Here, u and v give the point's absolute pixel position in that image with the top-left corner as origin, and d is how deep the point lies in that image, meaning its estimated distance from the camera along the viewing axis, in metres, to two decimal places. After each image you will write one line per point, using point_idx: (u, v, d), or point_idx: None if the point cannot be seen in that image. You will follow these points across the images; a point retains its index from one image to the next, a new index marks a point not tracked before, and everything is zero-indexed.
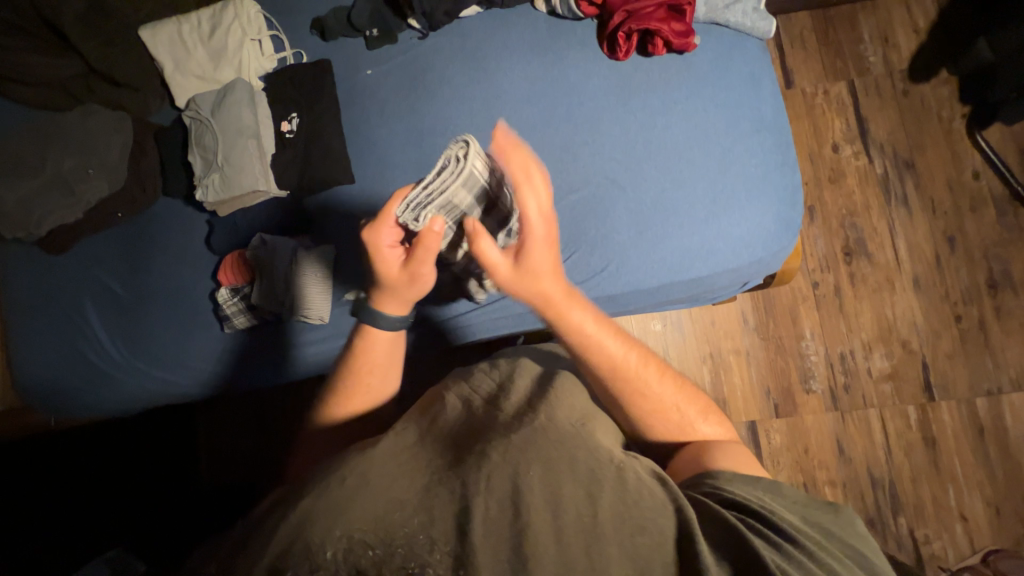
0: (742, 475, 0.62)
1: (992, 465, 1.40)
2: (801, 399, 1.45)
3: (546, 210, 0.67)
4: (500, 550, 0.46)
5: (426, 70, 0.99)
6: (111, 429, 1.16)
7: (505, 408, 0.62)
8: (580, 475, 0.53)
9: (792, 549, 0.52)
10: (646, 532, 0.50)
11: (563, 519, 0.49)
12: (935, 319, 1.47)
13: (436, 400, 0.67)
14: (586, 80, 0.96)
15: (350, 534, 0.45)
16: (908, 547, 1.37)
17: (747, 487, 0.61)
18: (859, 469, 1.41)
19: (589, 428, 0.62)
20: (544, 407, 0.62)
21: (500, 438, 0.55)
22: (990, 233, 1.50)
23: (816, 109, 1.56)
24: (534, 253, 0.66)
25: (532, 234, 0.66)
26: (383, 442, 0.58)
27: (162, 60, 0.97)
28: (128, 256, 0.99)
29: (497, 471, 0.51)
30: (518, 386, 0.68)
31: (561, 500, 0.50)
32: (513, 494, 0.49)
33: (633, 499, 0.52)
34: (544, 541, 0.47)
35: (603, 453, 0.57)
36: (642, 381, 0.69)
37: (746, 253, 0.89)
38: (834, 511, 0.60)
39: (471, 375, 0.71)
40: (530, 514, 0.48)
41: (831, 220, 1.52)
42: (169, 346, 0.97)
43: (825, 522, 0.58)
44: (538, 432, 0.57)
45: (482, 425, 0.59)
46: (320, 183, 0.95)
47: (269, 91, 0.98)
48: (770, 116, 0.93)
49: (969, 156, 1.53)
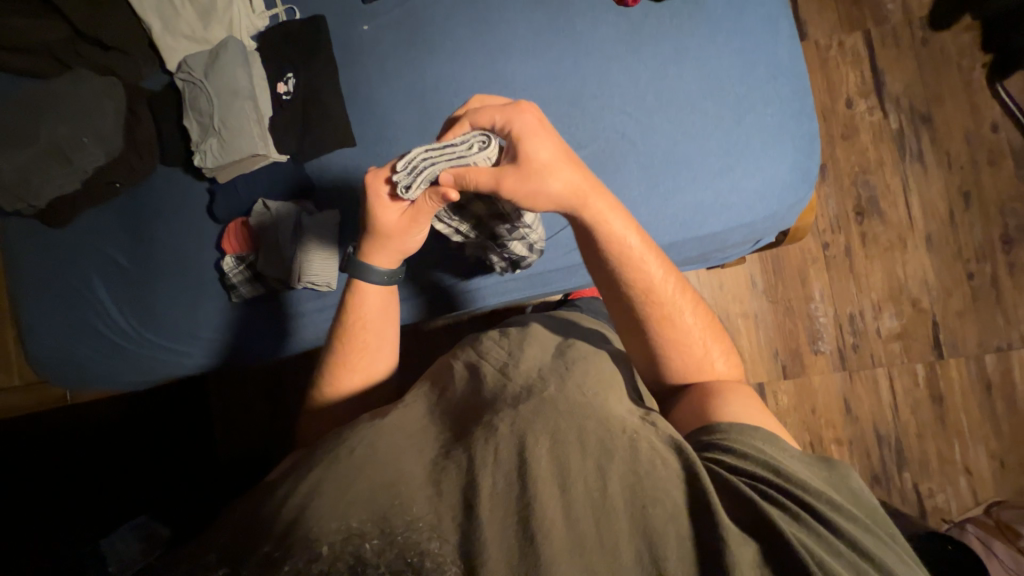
0: (742, 427, 0.58)
1: (998, 419, 1.41)
2: (809, 360, 1.45)
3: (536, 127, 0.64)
4: (506, 525, 0.45)
5: (424, 24, 0.95)
6: (125, 403, 1.17)
7: (512, 377, 0.61)
8: (589, 449, 0.50)
9: (805, 517, 0.48)
10: (659, 503, 0.47)
11: (572, 493, 0.47)
12: (947, 277, 1.45)
13: (445, 372, 0.67)
14: (594, 29, 0.91)
15: (349, 522, 0.45)
16: (912, 500, 1.39)
17: (746, 441, 0.57)
18: (866, 427, 1.42)
19: (603, 395, 0.59)
20: (553, 377, 0.60)
21: (508, 408, 0.55)
22: (1007, 187, 1.46)
23: (830, 62, 1.50)
24: (535, 153, 0.63)
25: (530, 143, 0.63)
26: (395, 414, 0.59)
27: (149, 19, 0.92)
28: (130, 227, 0.98)
29: (504, 442, 0.50)
30: (529, 352, 0.66)
31: (569, 474, 0.49)
32: (521, 466, 0.48)
33: (646, 470, 0.50)
34: (553, 519, 0.45)
35: (615, 419, 0.55)
36: (671, 304, 0.69)
37: (761, 206, 0.87)
38: (828, 466, 0.56)
39: (481, 343, 0.69)
40: (537, 489, 0.47)
41: (843, 178, 1.49)
42: (177, 318, 0.96)
43: (829, 477, 0.55)
44: (549, 403, 0.55)
45: (490, 397, 0.58)
46: (321, 147, 0.92)
47: (263, 51, 0.95)
48: (787, 62, 0.89)
49: (989, 107, 1.47)
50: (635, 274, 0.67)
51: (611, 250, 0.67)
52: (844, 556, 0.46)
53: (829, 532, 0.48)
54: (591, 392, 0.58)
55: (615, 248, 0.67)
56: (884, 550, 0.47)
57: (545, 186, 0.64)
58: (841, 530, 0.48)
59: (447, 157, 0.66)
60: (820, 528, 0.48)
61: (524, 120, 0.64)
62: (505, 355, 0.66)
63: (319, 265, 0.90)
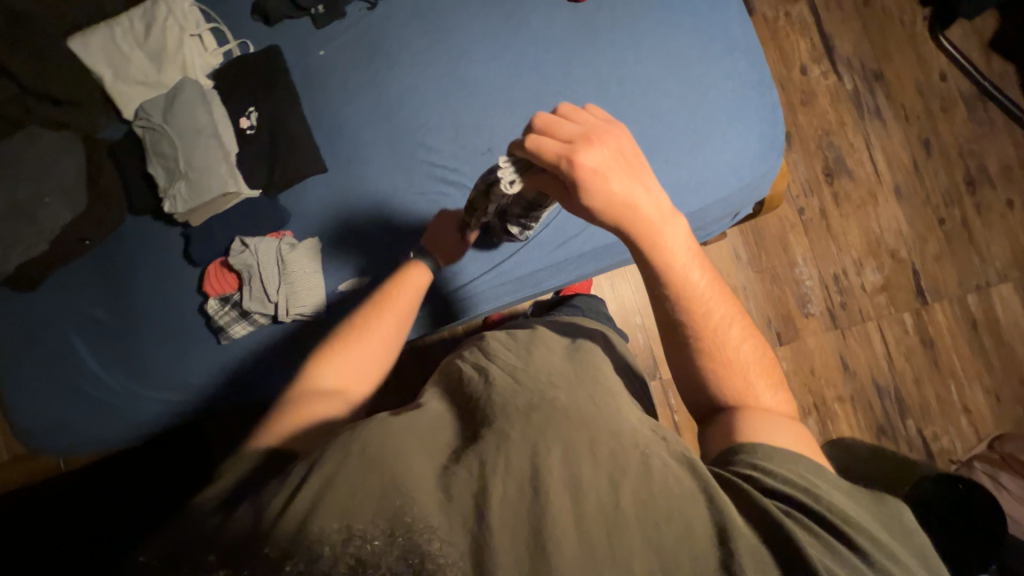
0: (778, 449, 0.53)
1: (988, 355, 1.45)
2: (802, 323, 1.48)
3: (613, 157, 0.58)
4: (518, 534, 0.45)
5: (380, 40, 0.95)
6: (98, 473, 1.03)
7: (523, 382, 0.60)
8: (601, 461, 0.50)
9: (844, 552, 0.45)
10: (673, 520, 0.46)
11: (584, 504, 0.47)
12: (920, 225, 1.49)
13: (453, 376, 0.67)
14: (548, 25, 0.92)
15: (353, 524, 0.44)
16: (919, 446, 1.42)
17: (789, 467, 0.51)
18: (865, 381, 1.45)
19: (608, 399, 0.60)
20: (563, 383, 0.60)
21: (520, 413, 0.54)
22: (963, 131, 1.51)
23: (780, 33, 1.54)
24: (603, 190, 0.57)
25: (611, 175, 0.57)
26: (405, 420, 0.57)
27: (100, 70, 0.91)
28: (108, 282, 0.95)
29: (516, 451, 0.50)
30: (537, 355, 0.67)
31: (582, 483, 0.48)
32: (535, 475, 0.48)
33: (660, 487, 0.49)
34: (565, 527, 0.45)
35: (621, 423, 0.56)
36: (721, 334, 0.62)
37: (735, 179, 0.88)
38: (878, 501, 0.51)
39: (490, 350, 0.70)
40: (550, 497, 0.47)
41: (808, 143, 1.52)
42: (166, 367, 0.93)
43: (880, 511, 0.50)
44: (561, 409, 0.55)
45: (504, 399, 0.57)
46: (292, 176, 0.91)
47: (220, 88, 0.93)
48: (740, 36, 0.91)
49: (934, 58, 1.53)
50: (687, 301, 0.62)
51: (650, 265, 0.61)
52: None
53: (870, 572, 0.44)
54: (596, 400, 0.59)
55: (667, 274, 0.61)
56: None
57: (588, 215, 0.59)
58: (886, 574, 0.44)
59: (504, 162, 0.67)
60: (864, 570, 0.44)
61: (593, 156, 0.57)
62: (515, 360, 0.66)
63: (307, 295, 0.89)
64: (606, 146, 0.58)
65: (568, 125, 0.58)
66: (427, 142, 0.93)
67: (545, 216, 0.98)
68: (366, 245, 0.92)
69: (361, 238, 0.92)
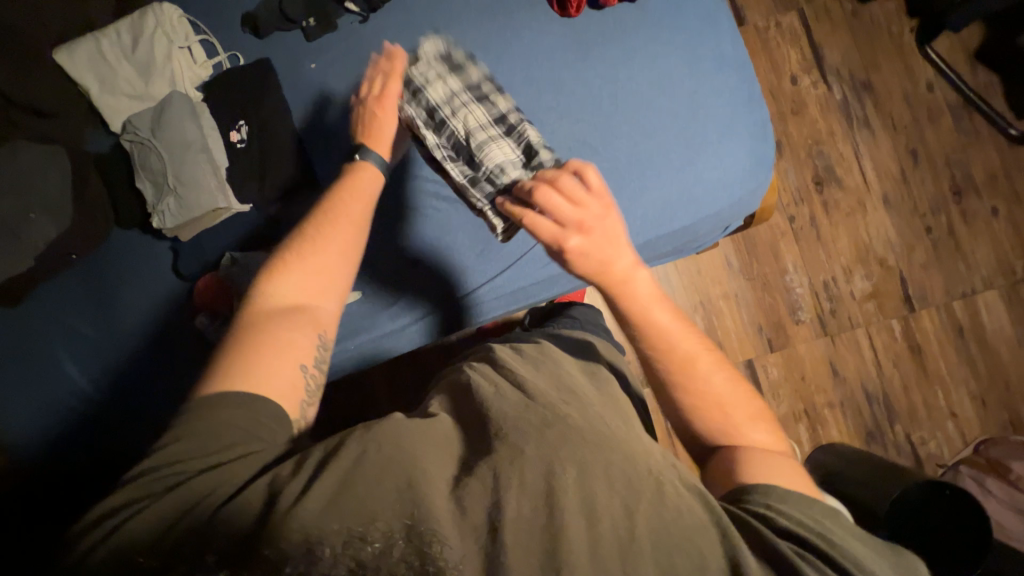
0: (789, 491, 0.53)
1: (974, 361, 1.48)
2: (792, 330, 1.49)
3: (603, 235, 0.65)
4: (531, 553, 0.47)
5: (371, 53, 0.94)
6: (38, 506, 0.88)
7: (533, 394, 0.59)
8: (617, 484, 0.50)
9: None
10: (686, 553, 0.47)
11: (599, 528, 0.48)
12: (908, 233, 1.51)
13: (461, 381, 0.65)
14: (540, 40, 0.93)
15: (352, 531, 0.47)
16: (907, 451, 1.44)
17: (801, 509, 0.52)
18: (854, 387, 1.47)
19: (618, 416, 0.60)
20: (575, 398, 0.60)
21: (535, 428, 0.54)
22: (949, 140, 1.54)
23: (770, 42, 1.55)
24: (587, 261, 0.65)
25: (597, 248, 0.64)
26: (415, 425, 0.56)
27: (87, 83, 0.90)
28: (96, 297, 0.94)
29: (530, 468, 0.51)
30: (544, 369, 0.67)
31: (597, 507, 0.49)
32: (549, 495, 0.49)
33: (672, 515, 0.49)
34: (579, 552, 0.46)
35: (635, 443, 0.56)
36: (693, 368, 0.63)
37: (726, 195, 0.90)
38: (892, 549, 0.51)
39: (500, 358, 0.69)
40: (563, 517, 0.48)
41: (798, 152, 1.54)
42: (153, 382, 0.92)
43: (892, 558, 0.50)
44: (575, 426, 0.55)
45: (512, 417, 0.56)
46: (284, 190, 0.90)
47: (210, 100, 0.92)
48: (730, 52, 0.91)
49: (922, 68, 1.55)
50: (653, 339, 0.65)
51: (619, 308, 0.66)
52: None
53: None
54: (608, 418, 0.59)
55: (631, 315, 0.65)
56: None
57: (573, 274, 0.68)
58: None
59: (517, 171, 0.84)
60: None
61: (583, 235, 0.64)
62: (524, 369, 0.66)
63: None
64: (597, 222, 0.64)
65: (567, 208, 0.64)
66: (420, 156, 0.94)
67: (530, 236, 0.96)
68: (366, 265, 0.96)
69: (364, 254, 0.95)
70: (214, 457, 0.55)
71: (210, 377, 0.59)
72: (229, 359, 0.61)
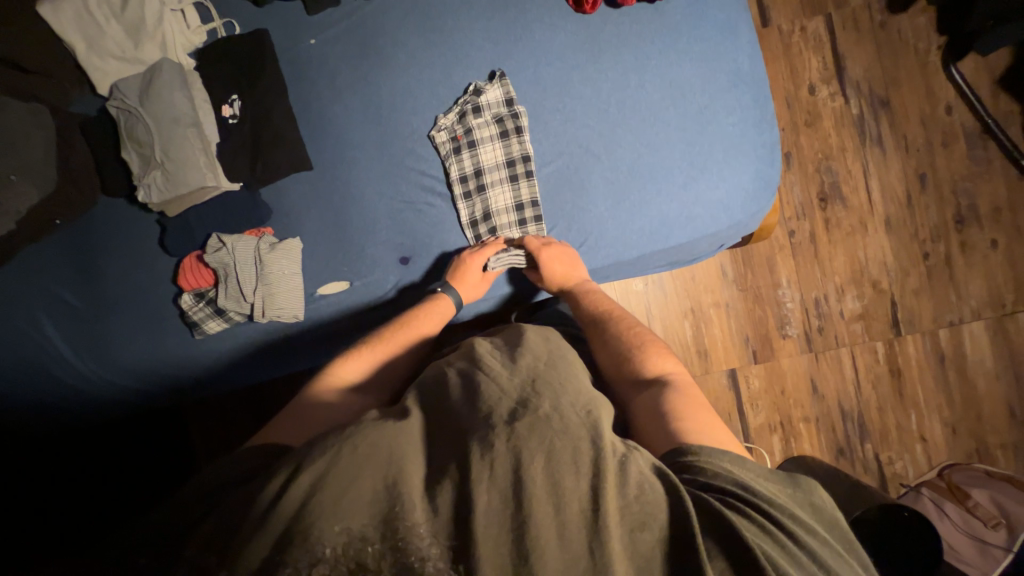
0: (708, 449, 0.56)
1: (950, 389, 1.50)
2: (778, 344, 1.50)
3: (566, 259, 0.88)
4: (501, 541, 0.45)
5: (377, 33, 0.91)
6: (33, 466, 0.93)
7: (506, 390, 0.56)
8: (582, 467, 0.49)
9: (773, 529, 0.49)
10: (647, 528, 0.47)
11: (566, 513, 0.46)
12: (905, 257, 1.51)
13: (439, 379, 0.62)
14: (551, 37, 0.91)
15: (350, 527, 0.45)
16: (873, 469, 1.48)
17: (718, 459, 0.56)
18: (831, 405, 1.49)
19: (598, 409, 0.55)
20: (548, 387, 0.56)
21: (504, 423, 0.51)
22: (960, 167, 1.51)
23: (792, 48, 1.50)
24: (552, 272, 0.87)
25: (557, 266, 0.87)
26: (390, 429, 0.53)
27: (71, 40, 0.85)
28: (80, 265, 0.92)
29: (500, 461, 0.48)
30: (524, 362, 0.61)
31: (563, 493, 0.47)
32: (516, 484, 0.47)
33: (634, 494, 0.48)
34: (547, 537, 0.45)
35: (604, 428, 0.53)
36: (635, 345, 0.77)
37: (724, 216, 0.90)
38: (793, 482, 0.56)
39: (474, 354, 0.65)
40: (531, 507, 0.46)
41: (806, 166, 1.51)
42: (135, 356, 0.91)
43: (795, 492, 0.55)
44: (547, 419, 0.51)
45: (486, 411, 0.53)
46: (276, 170, 0.87)
47: (202, 70, 0.89)
48: (747, 68, 0.91)
49: (943, 89, 1.51)
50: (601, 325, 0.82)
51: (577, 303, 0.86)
52: (800, 563, 0.48)
53: (794, 546, 0.48)
54: (588, 412, 0.54)
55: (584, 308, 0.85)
56: (839, 562, 0.49)
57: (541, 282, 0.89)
58: (805, 546, 0.49)
59: (511, 223, 0.92)
60: (786, 541, 0.48)
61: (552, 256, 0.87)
62: (500, 367, 0.60)
63: (285, 299, 0.87)
64: (558, 249, 0.88)
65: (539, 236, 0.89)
66: (421, 150, 0.91)
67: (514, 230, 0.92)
68: (349, 247, 0.91)
69: (352, 235, 0.91)
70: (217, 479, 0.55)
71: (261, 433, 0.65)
72: (283, 422, 0.67)
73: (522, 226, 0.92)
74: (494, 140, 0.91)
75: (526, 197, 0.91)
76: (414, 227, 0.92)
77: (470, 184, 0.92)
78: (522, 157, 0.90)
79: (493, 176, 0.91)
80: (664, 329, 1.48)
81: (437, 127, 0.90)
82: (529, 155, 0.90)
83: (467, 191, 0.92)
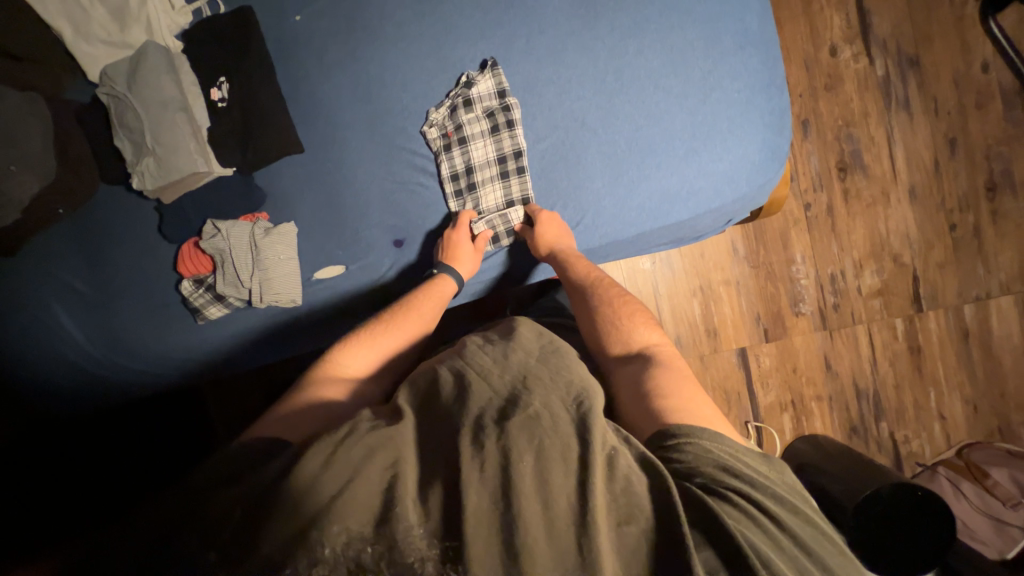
0: (690, 429, 0.55)
1: (974, 366, 1.45)
2: (791, 322, 1.45)
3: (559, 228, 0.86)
4: (493, 540, 0.44)
5: (362, 6, 0.88)
6: (57, 450, 0.97)
7: (496, 388, 0.56)
8: (571, 462, 0.49)
9: (756, 514, 0.48)
10: (635, 521, 0.46)
11: (555, 510, 0.46)
12: (930, 229, 1.43)
13: (430, 377, 0.62)
14: (545, 3, 0.86)
15: (350, 527, 0.44)
16: (887, 448, 1.45)
17: (703, 440, 0.54)
18: (846, 383, 1.45)
19: (590, 398, 0.55)
20: (539, 384, 0.56)
21: (494, 422, 0.51)
22: (995, 130, 1.41)
23: (813, 5, 1.39)
24: (547, 235, 0.85)
25: (551, 232, 0.85)
26: (388, 429, 0.53)
27: (57, 24, 0.84)
28: (86, 252, 0.93)
29: (490, 460, 0.48)
30: (516, 359, 0.61)
31: (552, 490, 0.47)
32: (506, 483, 0.46)
33: (621, 487, 0.48)
34: (537, 535, 0.44)
35: (595, 418, 0.53)
36: (623, 316, 0.77)
37: (729, 190, 0.86)
38: (769, 462, 0.56)
39: (465, 349, 0.64)
40: (521, 503, 0.45)
41: (826, 133, 1.42)
42: (145, 341, 0.94)
43: (772, 472, 0.55)
44: (537, 417, 0.51)
45: (478, 411, 0.53)
46: (266, 155, 0.86)
47: (189, 53, 0.88)
48: (755, 28, 0.85)
49: (980, 44, 1.39)
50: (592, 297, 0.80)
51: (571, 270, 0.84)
52: (783, 547, 0.47)
53: (776, 530, 0.48)
54: (578, 403, 0.54)
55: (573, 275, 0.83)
56: (821, 544, 0.49)
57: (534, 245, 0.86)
58: (786, 529, 0.49)
59: (493, 213, 0.90)
60: (768, 526, 0.48)
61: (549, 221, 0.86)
62: (491, 361, 0.60)
63: (282, 284, 0.88)
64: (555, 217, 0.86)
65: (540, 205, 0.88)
66: (413, 148, 0.89)
67: (504, 207, 0.90)
68: (345, 233, 0.90)
69: (348, 220, 0.90)
70: (209, 476, 0.54)
71: (256, 425, 0.64)
72: (279, 413, 0.66)
73: (504, 217, 0.90)
74: (485, 136, 0.88)
75: (517, 194, 0.89)
76: (410, 214, 0.91)
77: (461, 185, 0.90)
78: (513, 153, 0.87)
79: (483, 175, 0.89)
80: (671, 308, 1.44)
81: (428, 122, 0.88)
82: (521, 150, 0.87)
83: (458, 192, 0.90)
